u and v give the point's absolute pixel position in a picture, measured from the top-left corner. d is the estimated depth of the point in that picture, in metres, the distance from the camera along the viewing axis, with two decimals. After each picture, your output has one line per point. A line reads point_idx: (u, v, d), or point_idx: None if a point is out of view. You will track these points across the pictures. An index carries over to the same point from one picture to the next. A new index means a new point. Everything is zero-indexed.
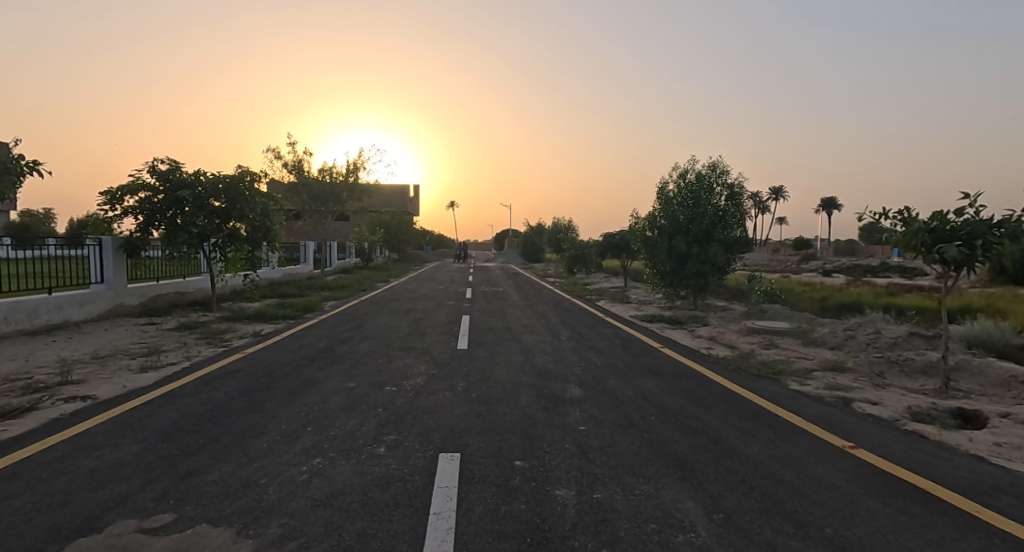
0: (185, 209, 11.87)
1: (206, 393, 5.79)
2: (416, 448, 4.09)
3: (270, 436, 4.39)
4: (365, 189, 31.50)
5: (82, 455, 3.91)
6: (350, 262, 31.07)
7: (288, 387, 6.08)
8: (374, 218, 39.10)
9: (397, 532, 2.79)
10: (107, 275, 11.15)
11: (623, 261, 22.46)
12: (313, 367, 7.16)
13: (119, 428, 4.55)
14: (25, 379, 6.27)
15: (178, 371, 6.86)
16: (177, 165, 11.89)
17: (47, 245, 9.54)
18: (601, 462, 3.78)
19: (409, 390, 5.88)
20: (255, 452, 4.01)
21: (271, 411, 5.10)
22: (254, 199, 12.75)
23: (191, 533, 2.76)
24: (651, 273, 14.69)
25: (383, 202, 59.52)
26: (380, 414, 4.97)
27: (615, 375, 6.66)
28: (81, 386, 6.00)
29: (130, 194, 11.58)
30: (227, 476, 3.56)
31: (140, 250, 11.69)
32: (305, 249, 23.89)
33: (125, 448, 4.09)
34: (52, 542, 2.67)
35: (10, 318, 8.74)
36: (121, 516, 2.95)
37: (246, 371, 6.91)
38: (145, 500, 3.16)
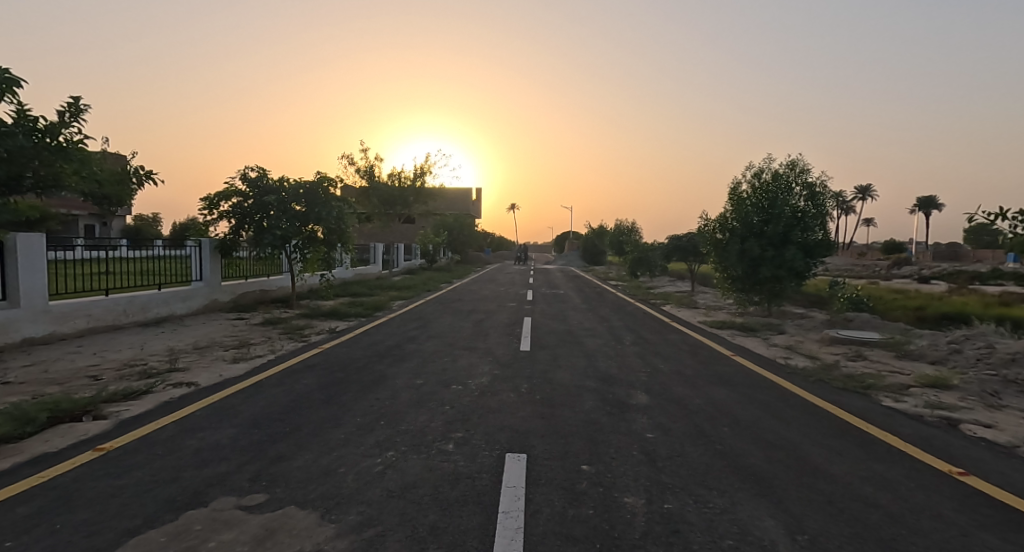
0: (270, 213, 12.80)
1: (289, 385, 6.20)
2: (482, 447, 4.16)
3: (347, 428, 4.63)
4: (430, 193, 32.56)
5: (185, 437, 4.31)
6: (415, 264, 32.13)
7: (361, 382, 6.39)
8: (439, 221, 40.26)
9: (468, 528, 2.86)
10: (205, 273, 12.21)
11: (690, 264, 21.69)
12: (383, 363, 7.49)
13: (217, 413, 5.00)
14: (139, 366, 7.02)
15: (266, 363, 7.42)
16: (264, 171, 12.89)
17: (156, 247, 10.45)
18: (671, 472, 3.68)
19: (474, 390, 6.00)
20: (334, 442, 4.26)
21: (346, 404, 5.40)
22: (331, 203, 13.59)
23: (281, 514, 2.96)
24: (721, 277, 14.09)
25: (447, 205, 61.15)
26: (447, 412, 5.12)
27: (683, 383, 6.45)
28: (185, 373, 6.65)
29: (224, 200, 12.66)
30: (309, 463, 3.80)
31: (231, 251, 12.69)
32: (374, 251, 25.02)
33: (222, 432, 4.47)
34: (166, 512, 2.97)
35: (128, 311, 9.81)
36: (222, 493, 3.23)
37: (323, 366, 7.33)
38: (241, 481, 3.44)
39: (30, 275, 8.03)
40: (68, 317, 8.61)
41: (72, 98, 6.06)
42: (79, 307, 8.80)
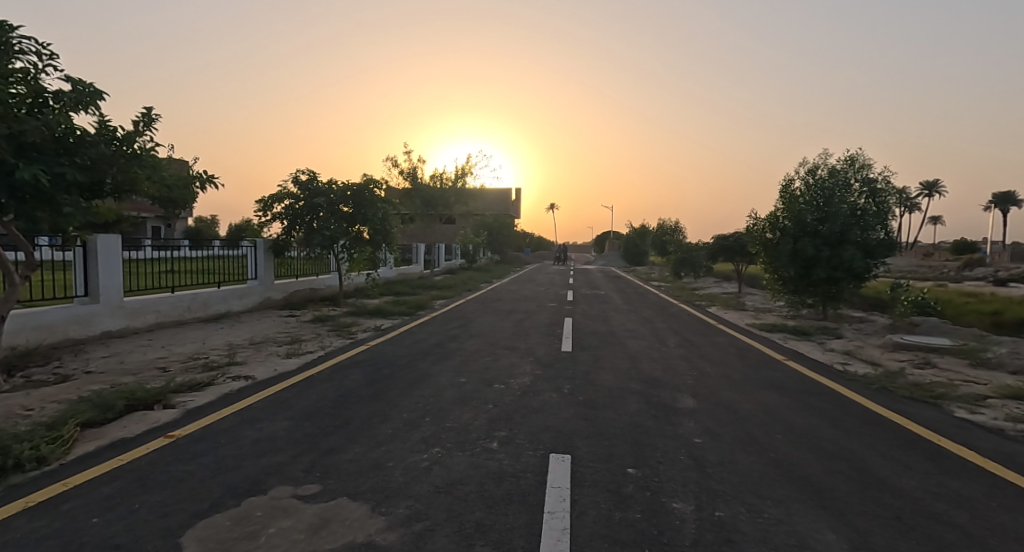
0: (319, 214, 13.28)
1: (337, 380, 6.41)
2: (526, 446, 4.16)
3: (394, 423, 4.74)
4: (471, 193, 32.92)
5: (244, 427, 4.52)
6: (456, 264, 32.55)
7: (406, 379, 6.52)
8: (479, 222, 40.63)
9: (513, 527, 2.87)
10: (259, 271, 12.79)
11: (737, 265, 21.00)
12: (427, 361, 7.62)
13: (273, 405, 5.22)
14: (202, 359, 7.45)
15: (316, 358, 7.71)
16: (314, 174, 13.39)
17: (213, 247, 10.86)
18: (722, 479, 3.57)
19: (516, 389, 6.01)
20: (382, 437, 4.37)
21: (393, 400, 5.53)
22: (376, 204, 13.97)
23: (334, 504, 3.06)
24: (771, 278, 13.57)
25: (488, 206, 61.67)
26: (490, 410, 5.15)
27: (732, 387, 6.24)
28: (243, 366, 7.00)
29: (278, 202, 13.24)
30: (359, 456, 3.91)
31: (283, 251, 13.25)
32: (416, 251, 25.51)
33: (278, 423, 4.67)
34: (229, 498, 3.12)
35: (190, 307, 10.42)
36: (279, 482, 3.38)
37: (370, 362, 7.53)
38: (296, 471, 3.58)
39: (108, 274, 8.63)
40: (139, 312, 9.21)
41: (145, 108, 6.47)
42: (148, 304, 9.40)
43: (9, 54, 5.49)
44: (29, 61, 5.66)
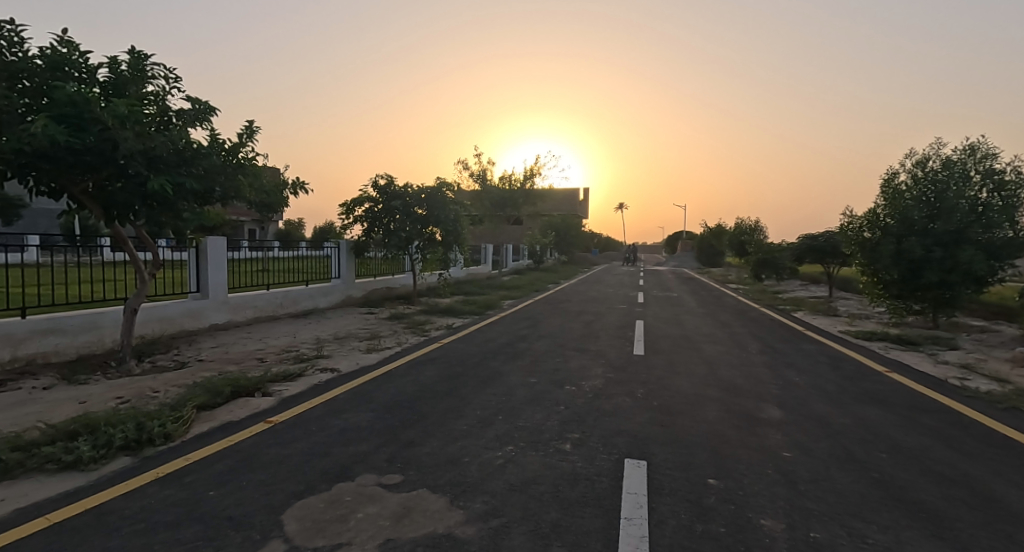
0: (396, 217, 13.87)
1: (414, 376, 6.65)
2: (600, 450, 4.10)
3: (468, 420, 4.84)
4: (540, 194, 32.95)
5: (331, 417, 4.81)
6: (523, 264, 32.70)
7: (478, 377, 6.64)
8: (547, 222, 40.54)
9: (590, 530, 2.83)
10: (342, 271, 13.55)
11: (828, 266, 19.50)
12: (498, 360, 7.72)
13: (356, 397, 5.52)
14: (293, 351, 8.03)
15: (394, 354, 8.06)
16: (391, 178, 14.01)
17: (299, 249, 11.63)
18: (815, 497, 3.32)
19: (588, 392, 5.94)
20: (457, 432, 4.47)
21: (466, 397, 5.65)
22: (448, 206, 14.41)
23: (415, 495, 3.18)
24: (870, 281, 12.47)
25: (556, 206, 61.47)
26: (562, 412, 5.13)
27: (824, 399, 5.79)
28: (329, 359, 7.46)
29: (358, 206, 13.97)
30: (436, 450, 4.03)
31: (363, 252, 13.94)
32: (485, 251, 25.89)
33: (361, 414, 4.92)
34: (321, 483, 3.33)
35: (282, 304, 11.25)
36: (364, 470, 3.56)
37: (443, 359, 7.75)
38: (379, 460, 3.76)
39: (216, 272, 9.52)
40: (240, 307, 10.07)
41: (247, 121, 7.09)
42: (248, 299, 10.26)
43: (143, 79, 6.18)
44: (158, 84, 6.37)
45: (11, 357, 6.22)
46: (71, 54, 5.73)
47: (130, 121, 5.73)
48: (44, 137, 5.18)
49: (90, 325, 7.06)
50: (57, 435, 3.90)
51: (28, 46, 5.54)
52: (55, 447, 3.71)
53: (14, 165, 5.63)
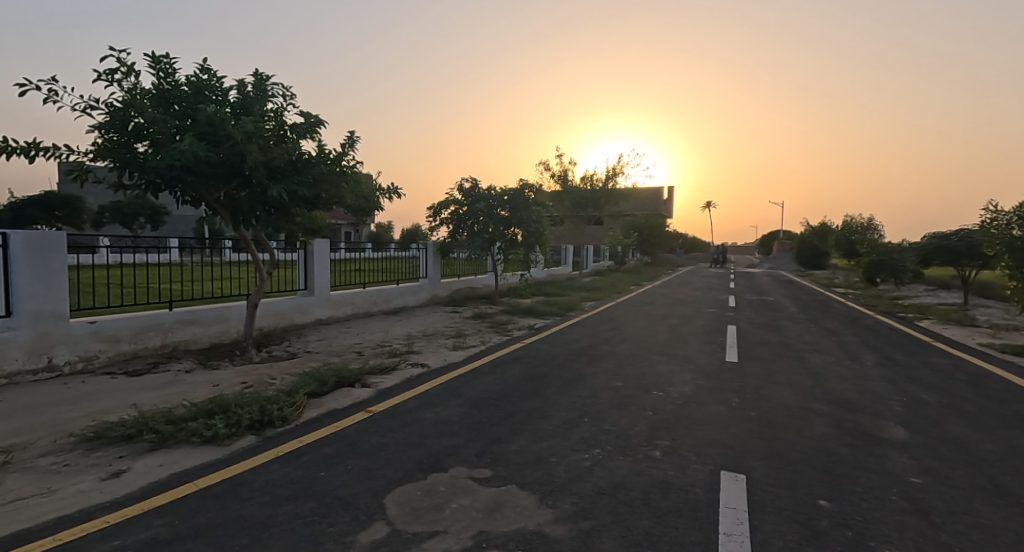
0: (479, 219, 14.23)
1: (498, 374, 6.77)
2: (693, 459, 3.93)
3: (554, 420, 4.85)
4: (622, 194, 32.18)
5: (424, 409, 5.04)
6: (604, 265, 32.12)
7: (562, 378, 6.63)
8: (630, 222, 39.49)
9: (687, 542, 2.72)
10: (429, 271, 14.10)
11: (961, 269, 17.25)
12: (582, 362, 7.65)
13: (445, 392, 5.73)
14: (387, 346, 8.51)
15: (480, 352, 8.28)
16: (476, 181, 14.40)
17: (390, 249, 12.29)
18: (950, 530, 2.95)
19: (677, 398, 5.72)
20: (543, 432, 4.50)
21: (551, 397, 5.66)
22: (531, 207, 14.55)
23: (505, 491, 3.24)
24: (1018, 287, 10.87)
25: (640, 206, 59.80)
26: (651, 417, 4.98)
27: (958, 421, 5.13)
28: (419, 355, 7.82)
29: (445, 209, 14.49)
30: (523, 448, 4.08)
31: (448, 253, 14.43)
32: (565, 252, 25.74)
33: (450, 409, 5.10)
34: (416, 472, 3.50)
35: (376, 301, 11.95)
36: (455, 463, 3.68)
37: (527, 359, 7.83)
38: (469, 455, 3.87)
39: (321, 271, 10.33)
40: (340, 304, 10.83)
41: (349, 131, 7.65)
42: (347, 297, 11.01)
43: (265, 97, 6.85)
44: (277, 101, 7.02)
45: (161, 343, 7.16)
46: (208, 79, 6.47)
47: (256, 136, 6.38)
48: (190, 154, 5.92)
49: (220, 317, 7.95)
50: (198, 413, 4.42)
51: (176, 74, 6.33)
52: (197, 423, 4.20)
53: (165, 178, 6.41)
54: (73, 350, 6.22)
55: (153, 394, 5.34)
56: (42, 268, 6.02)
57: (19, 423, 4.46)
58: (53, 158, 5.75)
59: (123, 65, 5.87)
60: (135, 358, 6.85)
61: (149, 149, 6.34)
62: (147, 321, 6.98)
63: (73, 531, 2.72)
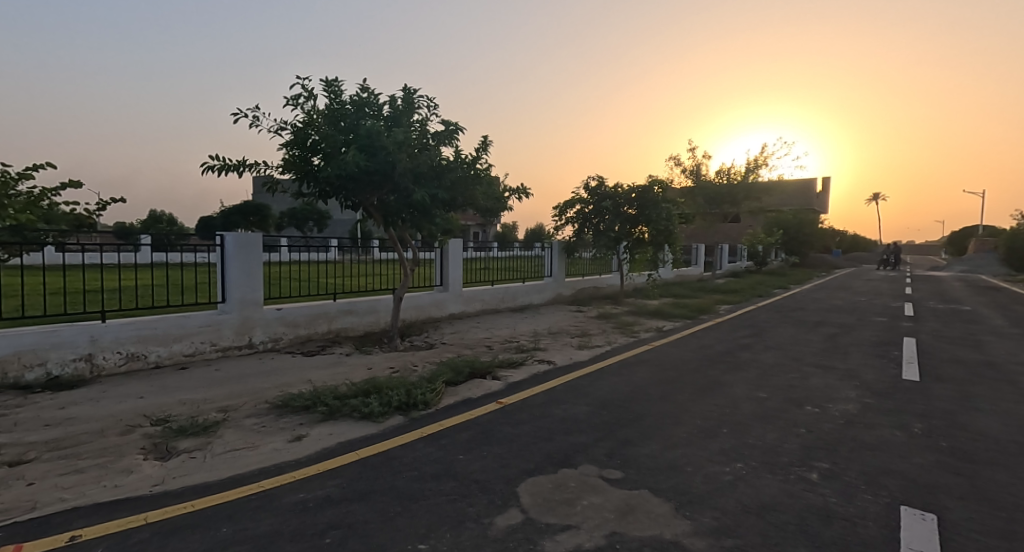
0: (605, 217, 14.05)
1: (627, 376, 6.64)
2: (861, 488, 3.48)
3: (689, 428, 4.64)
4: (767, 188, 29.40)
5: (552, 405, 5.14)
6: (741, 266, 29.72)
7: (696, 384, 6.29)
8: (774, 218, 35.96)
9: None
10: (554, 270, 14.25)
11: None
12: (718, 369, 7.18)
13: (572, 390, 5.78)
14: (514, 342, 8.81)
15: (605, 352, 8.19)
16: (602, 179, 14.24)
17: (515, 248, 12.68)
18: None
19: (837, 417, 5.10)
20: (678, 439, 4.33)
21: (684, 404, 5.42)
22: (660, 205, 13.97)
23: (639, 495, 3.19)
24: None
25: (786, 201, 54.22)
26: (804, 435, 4.52)
27: None
28: (546, 352, 7.99)
29: (570, 208, 14.55)
30: (656, 453, 3.97)
31: (574, 251, 14.47)
32: (697, 251, 24.28)
33: (579, 407, 5.14)
34: (548, 466, 3.60)
35: (503, 298, 12.40)
36: (586, 461, 3.71)
37: (656, 362, 7.56)
38: (599, 454, 3.88)
39: (454, 269, 11.00)
40: (471, 299, 11.46)
41: (483, 135, 8.07)
42: (477, 293, 11.59)
43: (412, 109, 7.50)
44: (422, 112, 7.66)
45: (327, 329, 8.21)
46: (367, 96, 7.26)
47: (405, 145, 7.04)
48: (353, 164, 6.76)
49: (372, 308, 8.88)
50: (357, 391, 5.01)
51: (343, 94, 7.18)
52: (357, 400, 4.76)
53: (333, 186, 7.35)
54: (266, 331, 7.42)
55: (322, 373, 6.17)
56: (247, 264, 7.24)
57: (228, 389, 5.45)
58: (254, 173, 6.89)
59: (305, 90, 6.84)
60: (308, 340, 7.97)
61: (322, 162, 7.31)
62: (318, 310, 8.06)
63: (271, 481, 3.27)
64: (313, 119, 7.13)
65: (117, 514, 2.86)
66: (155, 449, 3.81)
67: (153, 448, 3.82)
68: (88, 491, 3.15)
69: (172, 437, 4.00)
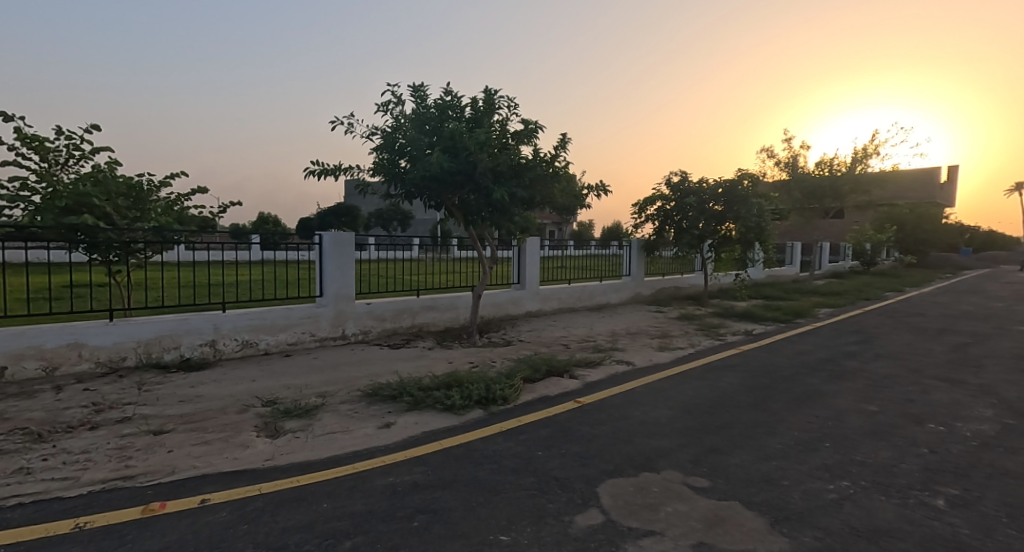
0: (689, 214, 13.50)
1: (713, 380, 6.34)
2: (1000, 521, 3.02)
3: (784, 439, 4.34)
4: (876, 180, 26.70)
5: (632, 407, 5.02)
6: (843, 266, 27.28)
7: (792, 393, 5.87)
8: (884, 213, 32.60)
9: None
10: (633, 269, 13.90)
11: None
12: (817, 378, 6.64)
13: (653, 393, 5.61)
14: (592, 341, 8.70)
15: (688, 355, 7.87)
16: (685, 175, 13.69)
17: (592, 246, 12.53)
18: None
19: (965, 438, 4.52)
20: (771, 450, 4.07)
21: (778, 413, 5.08)
22: (750, 200, 13.15)
23: (728, 506, 3.03)
24: None
25: (898, 194, 49.00)
26: (924, 456, 4.05)
27: None
28: (624, 352, 7.81)
29: (650, 205, 14.14)
30: (747, 464, 3.75)
31: (654, 250, 14.03)
32: (792, 250, 22.62)
33: (661, 410, 4.98)
34: (630, 468, 3.52)
35: (580, 297, 12.29)
36: (669, 467, 3.59)
37: (745, 367, 7.14)
38: (684, 460, 3.74)
39: (532, 267, 11.06)
40: (548, 298, 11.46)
41: (561, 133, 8.05)
42: (554, 292, 11.58)
43: (493, 110, 7.64)
44: (502, 113, 7.77)
45: (411, 324, 8.58)
46: (451, 99, 7.49)
47: (486, 145, 7.18)
48: (437, 165, 7.00)
49: (452, 305, 9.16)
50: (439, 384, 5.19)
51: (428, 98, 7.46)
52: (439, 392, 4.93)
53: (418, 187, 7.65)
54: (357, 324, 7.90)
55: (407, 365, 6.47)
56: (342, 261, 7.73)
57: (324, 376, 5.87)
58: (348, 177, 7.34)
59: (393, 96, 7.19)
60: (394, 334, 8.37)
61: (408, 164, 7.64)
62: (403, 305, 8.44)
63: (364, 464, 3.48)
64: (401, 123, 7.48)
65: (235, 484, 3.18)
66: (266, 427, 4.18)
67: (264, 427, 4.20)
68: (214, 461, 3.53)
69: (279, 418, 4.38)
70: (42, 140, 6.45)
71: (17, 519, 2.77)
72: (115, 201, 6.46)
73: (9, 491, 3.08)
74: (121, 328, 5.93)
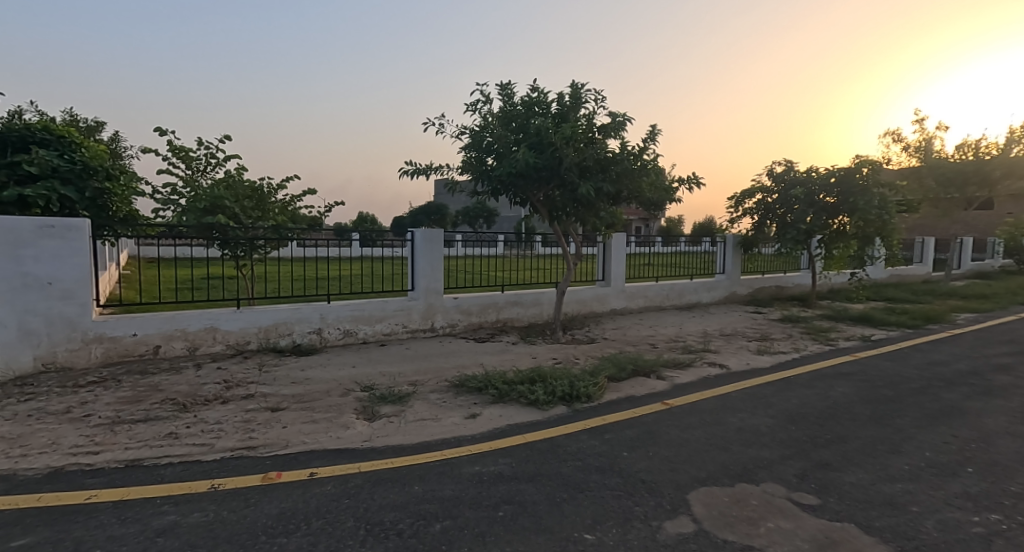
0: (795, 208, 12.44)
1: (822, 389, 5.77)
2: None
3: (911, 460, 3.82)
4: None
5: (728, 413, 4.69)
6: (988, 265, 23.70)
7: (922, 408, 5.17)
8: None
9: None
10: (727, 267, 13.06)
11: None
12: (955, 393, 5.79)
13: (751, 399, 5.21)
14: (682, 342, 8.29)
15: (792, 360, 7.24)
16: (790, 164, 12.65)
17: (681, 243, 11.95)
18: None
19: None
20: (895, 471, 3.60)
21: (905, 430, 4.49)
22: (871, 190, 11.79)
23: (843, 528, 2.72)
24: None
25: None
26: None
27: None
28: (718, 355, 7.34)
29: (749, 198, 13.21)
30: (865, 484, 3.35)
31: (753, 246, 13.09)
32: (922, 247, 20.04)
33: (760, 418, 4.61)
34: (726, 477, 3.28)
35: (669, 296, 11.76)
36: (771, 479, 3.30)
37: (861, 376, 6.41)
38: (789, 473, 3.42)
39: (617, 263, 10.76)
40: (635, 296, 11.09)
41: (651, 124, 7.73)
42: (641, 289, 11.18)
43: (580, 104, 7.49)
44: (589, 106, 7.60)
45: (496, 318, 8.69)
46: (537, 96, 7.45)
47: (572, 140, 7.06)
48: (523, 162, 7.00)
49: (536, 300, 9.15)
50: (524, 378, 5.18)
51: (515, 96, 7.48)
52: (524, 387, 4.92)
53: (504, 184, 7.70)
54: (446, 317, 8.14)
55: (492, 358, 6.55)
56: (433, 256, 8.00)
57: (415, 365, 6.11)
58: (439, 176, 7.56)
59: (482, 95, 7.30)
60: (480, 328, 8.52)
61: (495, 162, 7.71)
62: (488, 300, 8.56)
63: (452, 451, 3.55)
64: (488, 122, 7.57)
65: (337, 461, 3.37)
66: (364, 411, 4.41)
67: (363, 410, 4.43)
68: (320, 438, 3.77)
69: (376, 403, 4.60)
70: (187, 150, 7.29)
71: (167, 476, 3.14)
72: (242, 203, 7.20)
73: (161, 451, 3.50)
74: (247, 315, 6.56)
